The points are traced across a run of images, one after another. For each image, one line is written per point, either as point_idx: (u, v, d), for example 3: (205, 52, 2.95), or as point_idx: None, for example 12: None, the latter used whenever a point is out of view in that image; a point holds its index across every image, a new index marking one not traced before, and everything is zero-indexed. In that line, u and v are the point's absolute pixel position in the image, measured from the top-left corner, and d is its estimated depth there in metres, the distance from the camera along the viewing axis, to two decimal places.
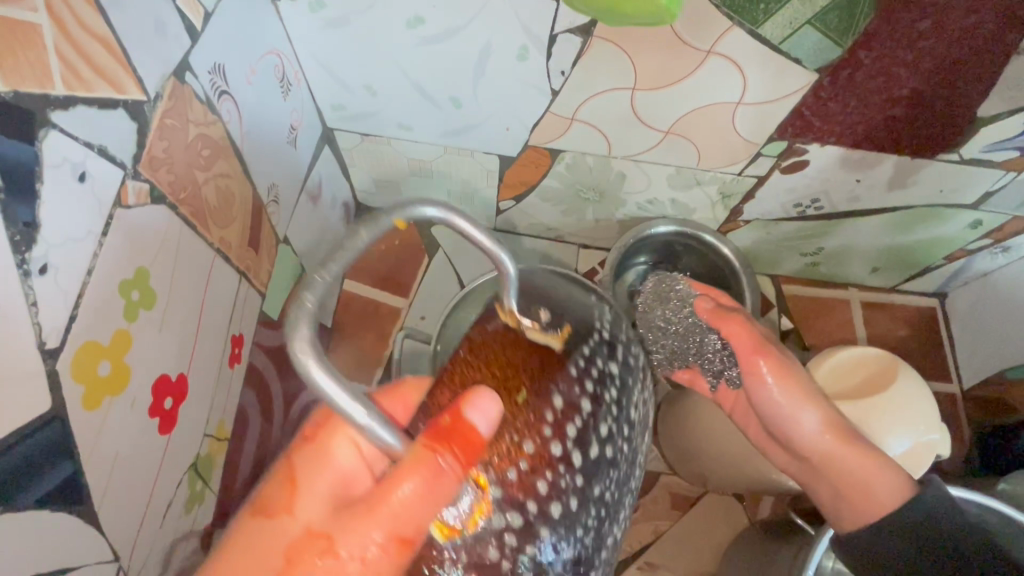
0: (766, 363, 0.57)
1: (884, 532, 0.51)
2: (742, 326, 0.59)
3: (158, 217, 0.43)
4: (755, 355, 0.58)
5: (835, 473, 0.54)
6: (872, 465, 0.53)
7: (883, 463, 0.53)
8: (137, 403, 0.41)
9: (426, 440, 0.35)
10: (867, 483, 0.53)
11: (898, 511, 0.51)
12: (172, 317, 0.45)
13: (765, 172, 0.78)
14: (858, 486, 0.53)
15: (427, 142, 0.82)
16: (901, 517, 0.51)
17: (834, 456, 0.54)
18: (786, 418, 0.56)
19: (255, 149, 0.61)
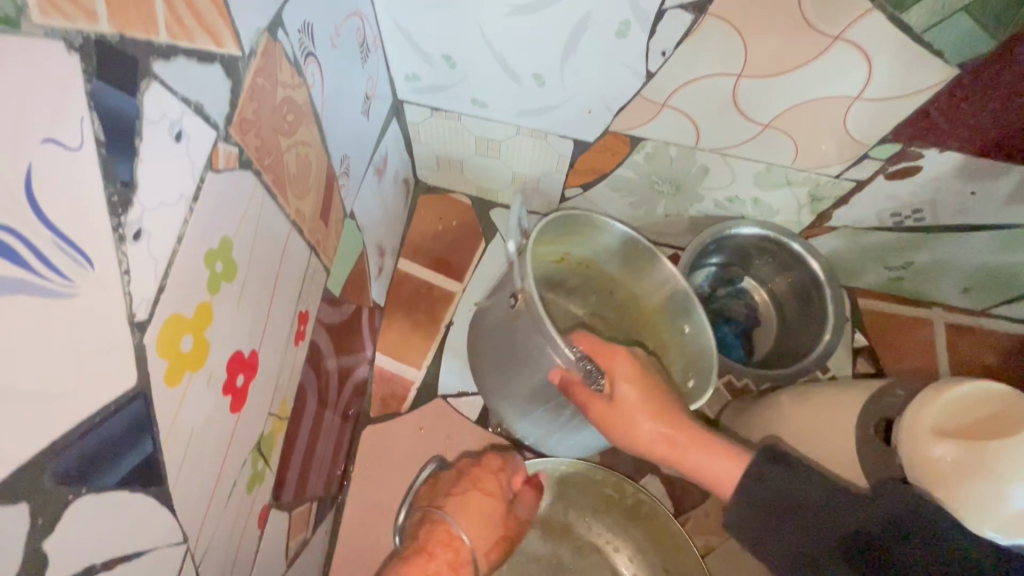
0: (642, 417, 0.54)
1: (756, 511, 0.51)
2: (593, 400, 0.57)
3: (242, 182, 0.40)
4: (628, 412, 0.54)
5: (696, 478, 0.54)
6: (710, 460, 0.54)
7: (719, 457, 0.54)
8: (213, 379, 0.39)
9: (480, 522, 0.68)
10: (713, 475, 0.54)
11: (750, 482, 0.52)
12: (248, 290, 0.43)
13: (867, 177, 0.72)
14: (711, 477, 0.54)
15: (500, 121, 0.77)
16: (755, 489, 0.51)
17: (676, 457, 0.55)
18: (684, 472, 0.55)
19: (332, 119, 0.58)
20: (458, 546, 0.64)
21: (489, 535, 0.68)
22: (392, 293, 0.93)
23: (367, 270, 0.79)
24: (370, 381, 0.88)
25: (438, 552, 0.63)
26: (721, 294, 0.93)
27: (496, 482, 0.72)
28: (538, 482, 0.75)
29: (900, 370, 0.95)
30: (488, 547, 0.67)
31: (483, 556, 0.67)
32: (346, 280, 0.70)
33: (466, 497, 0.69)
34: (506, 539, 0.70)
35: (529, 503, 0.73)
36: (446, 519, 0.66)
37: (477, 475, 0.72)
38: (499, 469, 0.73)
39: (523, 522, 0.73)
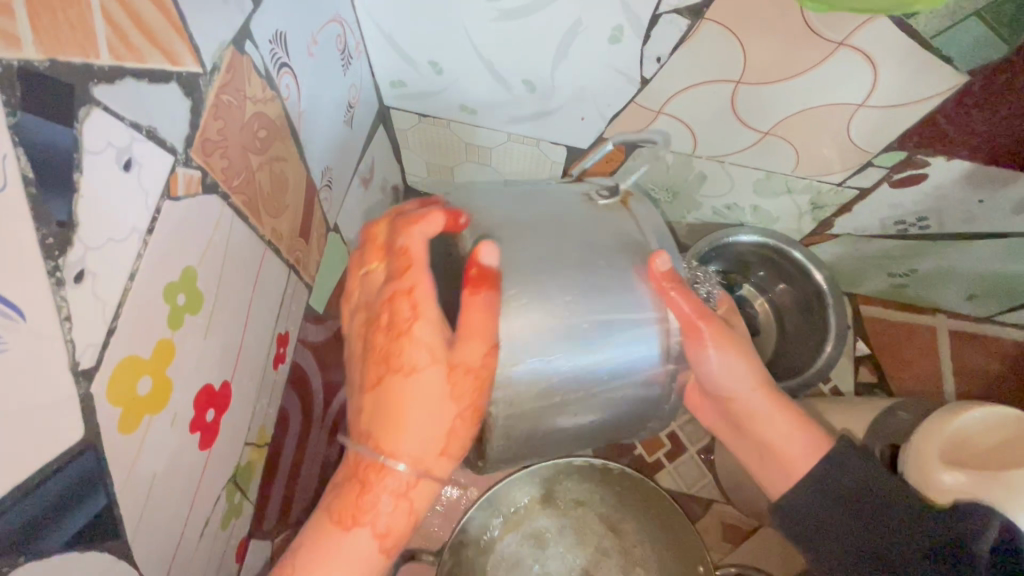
0: (716, 346, 0.47)
1: (835, 503, 0.47)
2: (690, 298, 0.45)
3: (206, 208, 0.37)
4: (699, 325, 0.45)
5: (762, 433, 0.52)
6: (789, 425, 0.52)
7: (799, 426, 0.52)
8: (178, 419, 0.37)
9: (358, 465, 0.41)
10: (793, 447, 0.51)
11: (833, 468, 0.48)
12: (218, 320, 0.41)
13: (871, 184, 0.69)
14: (784, 448, 0.51)
15: (490, 128, 0.75)
16: (827, 472, 0.48)
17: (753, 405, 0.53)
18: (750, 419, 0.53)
19: (311, 131, 0.55)
20: (421, 382, 0.40)
21: (439, 416, 0.41)
22: None
23: None
24: None
25: (374, 480, 0.40)
26: None
27: (401, 330, 0.41)
28: (491, 271, 0.40)
29: (903, 379, 0.92)
30: (451, 433, 0.42)
31: (443, 459, 0.42)
32: (331, 296, 0.68)
33: (393, 361, 0.41)
34: (478, 425, 0.43)
35: (489, 327, 0.40)
36: (377, 445, 0.41)
37: (393, 315, 0.41)
38: (413, 289, 0.41)
39: (497, 352, 0.41)
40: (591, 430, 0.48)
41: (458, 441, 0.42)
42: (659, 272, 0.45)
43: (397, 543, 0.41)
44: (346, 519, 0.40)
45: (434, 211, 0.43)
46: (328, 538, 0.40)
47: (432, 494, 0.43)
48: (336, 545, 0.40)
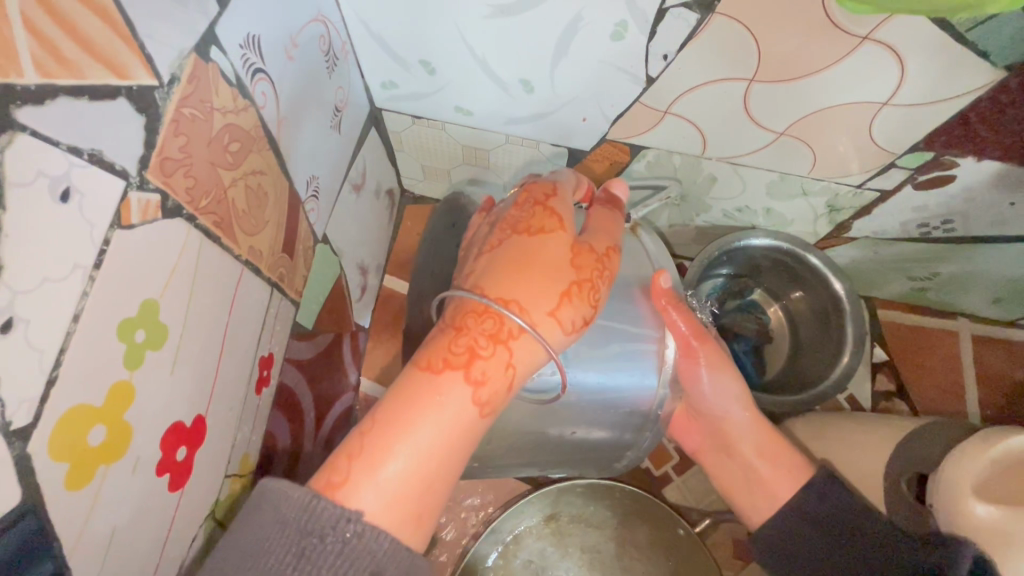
0: (707, 364, 0.53)
1: (799, 520, 0.54)
2: (689, 317, 0.50)
3: (169, 234, 0.34)
4: (698, 341, 0.51)
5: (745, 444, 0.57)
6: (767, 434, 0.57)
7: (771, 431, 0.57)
8: (141, 465, 0.34)
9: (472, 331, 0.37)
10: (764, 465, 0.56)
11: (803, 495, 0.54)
12: (188, 352, 0.37)
13: (893, 186, 0.65)
14: (760, 461, 0.56)
15: (487, 130, 0.71)
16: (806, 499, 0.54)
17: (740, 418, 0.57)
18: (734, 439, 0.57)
19: (294, 139, 0.51)
20: (544, 250, 0.39)
21: (550, 283, 0.38)
22: (377, 312, 0.87)
23: (348, 294, 0.74)
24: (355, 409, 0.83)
25: (479, 325, 0.36)
26: (731, 307, 0.87)
27: (542, 198, 0.42)
28: (621, 199, 0.49)
29: (923, 387, 0.88)
30: (561, 303, 0.38)
31: (552, 321, 0.38)
32: (321, 309, 0.65)
33: (526, 231, 0.40)
34: (591, 306, 0.40)
35: (611, 232, 0.44)
36: (490, 291, 0.37)
37: (531, 192, 0.42)
38: (550, 199, 0.42)
39: (616, 254, 0.43)
40: (585, 436, 0.51)
41: (572, 306, 0.38)
42: (660, 289, 0.49)
43: (490, 398, 0.36)
44: (449, 365, 0.35)
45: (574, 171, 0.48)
46: (429, 380, 0.35)
47: (535, 359, 0.38)
48: (431, 399, 0.35)
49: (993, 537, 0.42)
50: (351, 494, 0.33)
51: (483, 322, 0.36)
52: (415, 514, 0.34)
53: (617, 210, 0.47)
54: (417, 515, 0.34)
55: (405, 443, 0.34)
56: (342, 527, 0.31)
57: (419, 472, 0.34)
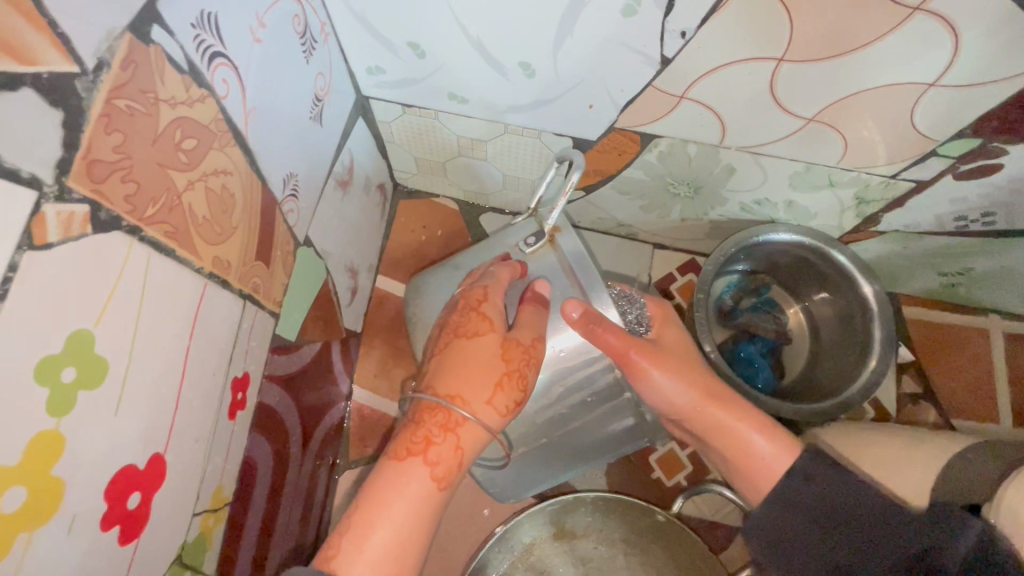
0: (656, 368, 0.50)
1: (784, 509, 0.45)
2: (613, 330, 0.48)
3: (105, 251, 0.29)
4: (627, 353, 0.49)
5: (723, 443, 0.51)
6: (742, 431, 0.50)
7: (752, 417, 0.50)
8: (78, 523, 0.29)
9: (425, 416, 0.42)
10: (754, 452, 0.49)
11: (785, 482, 0.45)
12: (138, 385, 0.32)
13: (932, 176, 0.59)
14: (746, 458, 0.49)
15: (484, 119, 0.65)
16: (794, 487, 0.45)
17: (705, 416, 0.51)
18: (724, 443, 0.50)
19: (267, 134, 0.46)
20: (477, 349, 0.44)
21: (484, 378, 0.43)
22: (370, 316, 0.82)
23: (336, 298, 0.69)
24: (348, 419, 0.78)
25: (427, 418, 0.42)
26: (747, 305, 0.83)
27: (482, 303, 0.47)
28: (547, 299, 0.50)
29: (952, 389, 0.83)
30: (496, 392, 0.43)
31: (488, 407, 0.43)
32: (306, 318, 0.60)
33: (463, 336, 0.45)
34: (521, 390, 0.45)
35: (538, 322, 0.48)
36: (439, 389, 0.43)
37: (466, 299, 0.48)
38: (483, 304, 0.47)
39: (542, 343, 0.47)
40: (598, 445, 0.60)
41: (504, 393, 0.43)
42: (572, 318, 0.48)
43: (448, 476, 0.40)
44: (412, 453, 0.40)
45: (499, 265, 0.51)
46: (396, 468, 0.39)
47: (479, 441, 0.43)
48: (397, 484, 0.39)
49: None
50: (343, 570, 0.36)
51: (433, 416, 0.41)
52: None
53: (543, 305, 0.50)
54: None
55: (380, 525, 0.37)
56: None
57: (394, 548, 0.37)
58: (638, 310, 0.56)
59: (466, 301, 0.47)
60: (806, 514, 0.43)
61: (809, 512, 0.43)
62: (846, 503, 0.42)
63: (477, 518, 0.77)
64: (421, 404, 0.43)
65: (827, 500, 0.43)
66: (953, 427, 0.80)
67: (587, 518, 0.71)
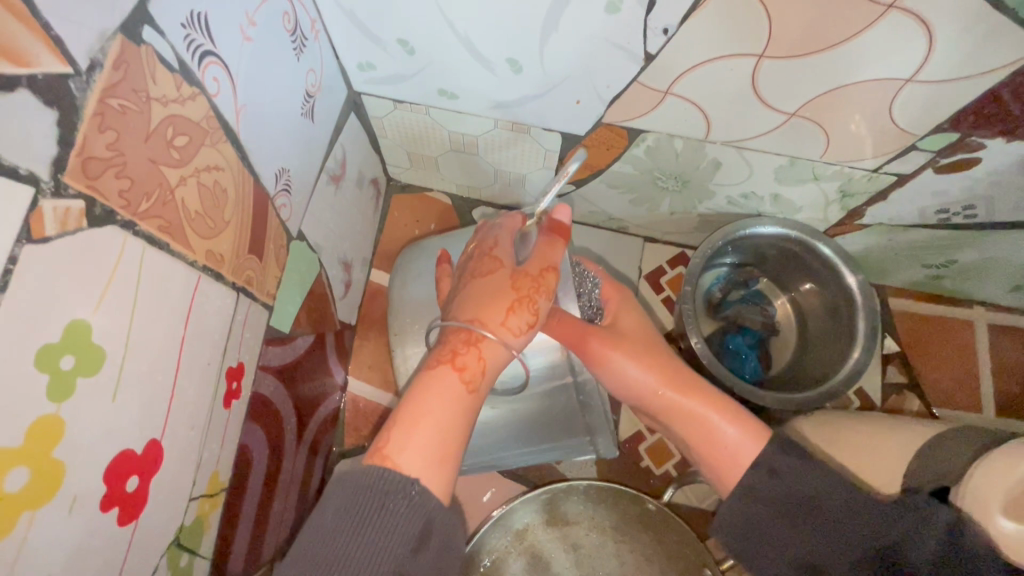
0: (617, 352, 0.51)
1: (753, 502, 0.44)
2: (563, 322, 0.52)
3: (101, 245, 0.30)
4: (584, 340, 0.52)
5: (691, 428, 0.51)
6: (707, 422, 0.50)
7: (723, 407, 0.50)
8: (78, 504, 0.30)
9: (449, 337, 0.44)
10: (720, 439, 0.49)
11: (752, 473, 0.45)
12: (134, 372, 0.34)
13: (912, 170, 0.60)
14: (714, 448, 0.49)
15: (474, 114, 0.66)
16: (766, 482, 0.44)
17: (674, 402, 0.51)
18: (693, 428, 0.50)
19: (258, 130, 0.47)
20: (492, 282, 0.46)
21: (502, 300, 0.45)
22: (365, 309, 0.84)
23: (331, 291, 0.70)
24: (343, 409, 0.80)
25: (455, 339, 0.44)
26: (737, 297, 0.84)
27: (493, 245, 0.49)
28: (564, 229, 0.49)
29: (936, 379, 0.84)
30: (511, 312, 0.45)
31: (505, 328, 0.44)
32: (300, 310, 0.61)
33: (477, 276, 0.47)
34: (534, 313, 0.46)
35: (552, 253, 0.48)
36: (462, 316, 0.45)
37: (481, 247, 0.50)
38: (494, 245, 0.49)
39: (555, 275, 0.48)
40: (553, 428, 0.63)
41: (518, 314, 0.45)
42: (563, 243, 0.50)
43: (475, 382, 0.42)
44: (443, 361, 0.42)
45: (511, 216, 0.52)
46: (428, 376, 0.41)
47: (503, 356, 0.44)
48: (429, 386, 0.41)
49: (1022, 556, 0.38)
50: (393, 456, 0.37)
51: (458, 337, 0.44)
52: (441, 462, 0.38)
53: (561, 240, 0.48)
54: (446, 472, 0.38)
55: (421, 422, 0.39)
56: (406, 486, 0.35)
57: (435, 437, 0.38)
58: (591, 288, 0.57)
59: (478, 249, 0.50)
60: (776, 507, 0.43)
61: (780, 506, 0.42)
62: (817, 496, 0.41)
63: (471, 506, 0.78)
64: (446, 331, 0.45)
65: (797, 494, 0.42)
66: (936, 414, 0.82)
67: (580, 505, 0.73)
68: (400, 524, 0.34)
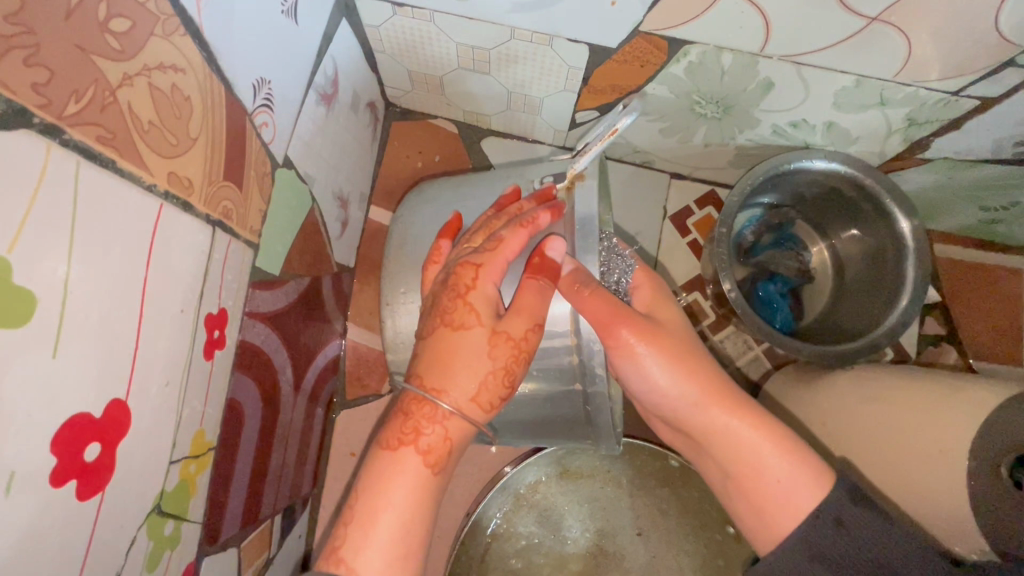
0: (649, 350, 0.46)
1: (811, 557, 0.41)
2: (598, 297, 0.44)
3: (10, 156, 0.23)
4: (614, 325, 0.45)
5: (727, 451, 0.45)
6: (756, 454, 0.44)
7: (765, 422, 0.45)
8: (18, 482, 0.25)
9: (405, 405, 0.39)
10: (768, 475, 0.43)
11: (811, 524, 0.41)
12: (80, 325, 0.27)
13: (1002, 92, 0.51)
14: (759, 479, 0.43)
15: (487, 21, 0.56)
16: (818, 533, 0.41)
17: (705, 419, 0.46)
18: (735, 456, 0.45)
19: (228, 25, 0.37)
20: (465, 343, 0.40)
21: (474, 371, 0.39)
22: (364, 250, 0.76)
23: (325, 230, 0.62)
24: (343, 357, 0.75)
25: (414, 410, 0.39)
26: (770, 241, 0.78)
27: (467, 289, 0.42)
28: (555, 266, 0.44)
29: (977, 334, 0.78)
30: (484, 385, 0.40)
31: (473, 403, 0.40)
32: (290, 250, 0.54)
33: (445, 326, 0.41)
34: (508, 385, 0.41)
35: (538, 305, 0.42)
36: (425, 380, 0.39)
37: (456, 280, 0.42)
38: (471, 292, 0.41)
39: (537, 331, 0.42)
40: (562, 426, 0.54)
41: (489, 389, 0.40)
42: (560, 274, 0.45)
43: (441, 463, 0.39)
44: (403, 442, 0.38)
45: (510, 228, 0.44)
46: (388, 457, 0.38)
47: (471, 429, 0.40)
48: (392, 473, 0.38)
49: None
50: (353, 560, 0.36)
51: (420, 408, 0.39)
52: (406, 555, 0.37)
53: (545, 278, 0.43)
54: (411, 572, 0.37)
55: (382, 512, 0.36)
56: None
57: (398, 535, 0.36)
58: (622, 268, 0.53)
59: (450, 287, 0.42)
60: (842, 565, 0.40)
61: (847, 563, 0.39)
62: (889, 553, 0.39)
63: (482, 456, 0.75)
64: (406, 395, 0.40)
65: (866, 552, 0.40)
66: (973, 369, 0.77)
67: (594, 458, 0.69)
68: None
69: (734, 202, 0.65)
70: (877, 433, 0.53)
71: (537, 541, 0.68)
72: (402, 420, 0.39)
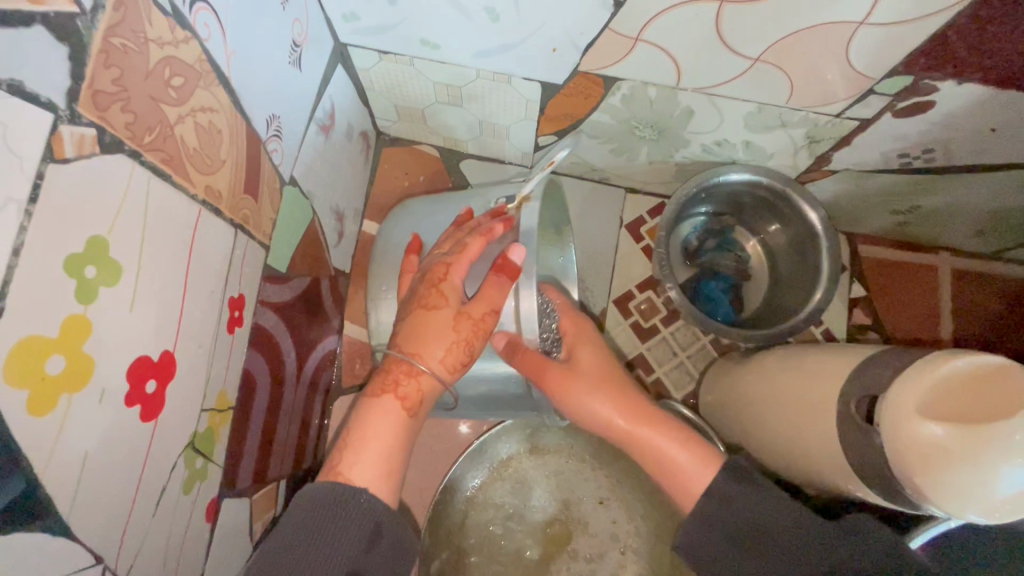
0: (577, 391, 0.57)
1: (708, 525, 0.50)
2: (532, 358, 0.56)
3: (112, 170, 0.34)
4: (548, 375, 0.56)
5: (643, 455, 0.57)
6: (667, 461, 0.55)
7: (671, 439, 0.55)
8: (107, 395, 0.35)
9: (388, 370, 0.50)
10: (672, 466, 0.55)
11: (705, 500, 0.51)
12: (147, 291, 0.38)
13: (872, 115, 0.63)
14: (670, 474, 0.55)
15: (457, 64, 0.68)
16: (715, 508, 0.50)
17: (632, 437, 0.57)
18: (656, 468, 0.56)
19: (249, 76, 0.49)
20: (436, 319, 0.51)
21: (442, 339, 0.50)
22: (358, 258, 0.88)
23: (323, 238, 0.74)
24: (339, 351, 0.85)
25: (394, 366, 0.50)
26: (712, 245, 0.89)
27: (442, 282, 0.53)
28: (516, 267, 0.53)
29: (900, 320, 0.89)
30: (449, 351, 0.50)
31: (441, 363, 0.50)
32: (294, 253, 0.65)
33: (422, 307, 0.52)
34: (469, 354, 0.52)
35: (499, 297, 0.53)
36: (405, 345, 0.51)
37: (432, 275, 0.54)
38: (443, 282, 0.53)
39: (495, 316, 0.53)
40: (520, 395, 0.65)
41: (454, 354, 0.50)
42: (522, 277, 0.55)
43: (415, 408, 0.49)
44: (386, 390, 0.49)
45: (472, 237, 0.55)
46: (375, 404, 0.48)
47: (439, 386, 0.51)
48: (375, 415, 0.48)
49: (933, 450, 0.43)
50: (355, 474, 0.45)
51: (398, 369, 0.50)
52: (387, 477, 0.46)
53: (505, 275, 0.53)
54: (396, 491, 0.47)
55: (370, 442, 0.47)
56: (358, 495, 0.43)
57: (379, 460, 0.46)
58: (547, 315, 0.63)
59: (427, 279, 0.54)
60: (730, 522, 0.49)
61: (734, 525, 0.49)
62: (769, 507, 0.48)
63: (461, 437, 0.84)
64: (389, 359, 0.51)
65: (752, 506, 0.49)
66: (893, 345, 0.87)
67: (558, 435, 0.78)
68: (355, 526, 0.42)
69: (671, 210, 0.76)
70: (788, 398, 0.62)
71: (510, 508, 0.77)
72: (385, 378, 0.50)
